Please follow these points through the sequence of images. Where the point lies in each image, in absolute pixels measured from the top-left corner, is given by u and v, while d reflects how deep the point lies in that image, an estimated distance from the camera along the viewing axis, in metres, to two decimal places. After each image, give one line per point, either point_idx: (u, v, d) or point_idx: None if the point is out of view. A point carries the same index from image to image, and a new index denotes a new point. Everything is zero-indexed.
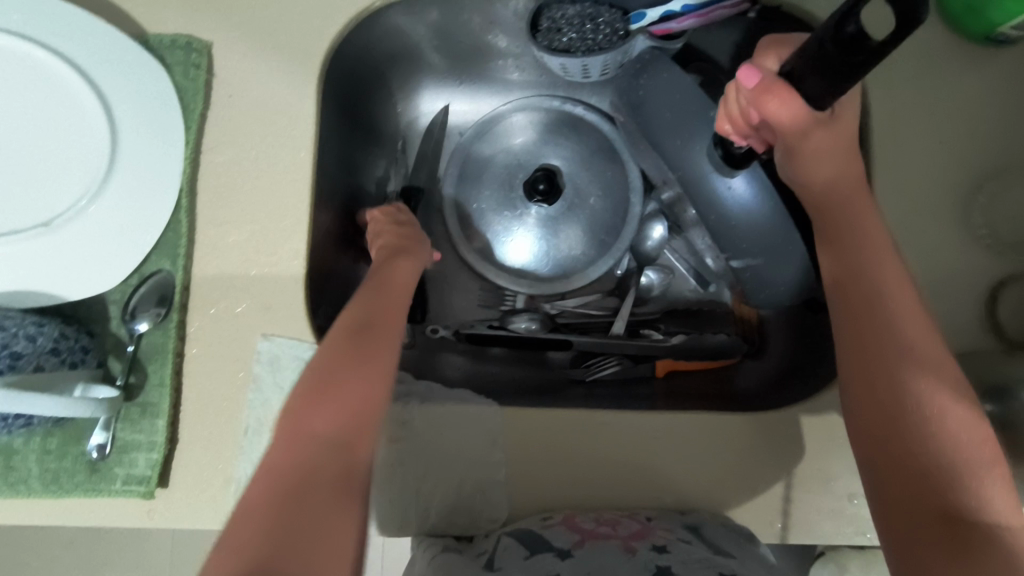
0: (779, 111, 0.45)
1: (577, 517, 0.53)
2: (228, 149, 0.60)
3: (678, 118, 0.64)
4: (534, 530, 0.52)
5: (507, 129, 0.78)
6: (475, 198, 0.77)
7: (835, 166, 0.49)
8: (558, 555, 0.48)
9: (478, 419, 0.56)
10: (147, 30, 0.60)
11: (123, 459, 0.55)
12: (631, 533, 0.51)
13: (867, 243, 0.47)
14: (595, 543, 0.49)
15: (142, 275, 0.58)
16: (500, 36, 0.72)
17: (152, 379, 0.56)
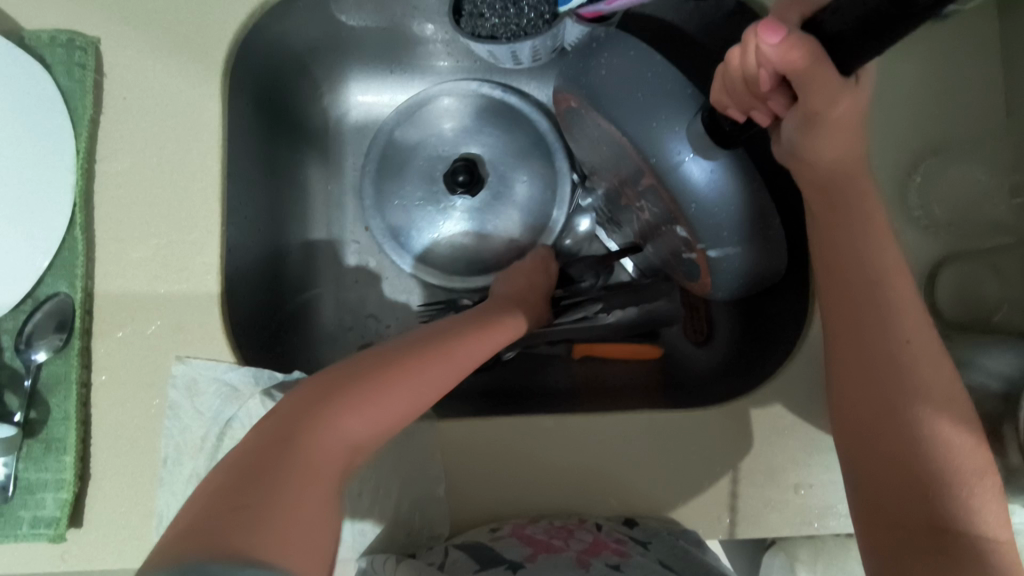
0: (809, 74, 0.37)
1: (527, 527, 0.51)
2: (125, 156, 0.55)
3: (651, 95, 0.51)
4: (484, 543, 0.50)
5: (437, 120, 0.73)
6: (397, 193, 0.73)
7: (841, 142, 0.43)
8: (510, 569, 0.46)
9: (415, 432, 0.54)
10: (24, 27, 0.54)
11: (29, 501, 0.51)
12: (585, 546, 0.49)
13: (861, 228, 0.44)
14: (547, 556, 0.47)
15: (36, 299, 0.53)
16: (428, 23, 0.68)
17: (56, 413, 0.52)
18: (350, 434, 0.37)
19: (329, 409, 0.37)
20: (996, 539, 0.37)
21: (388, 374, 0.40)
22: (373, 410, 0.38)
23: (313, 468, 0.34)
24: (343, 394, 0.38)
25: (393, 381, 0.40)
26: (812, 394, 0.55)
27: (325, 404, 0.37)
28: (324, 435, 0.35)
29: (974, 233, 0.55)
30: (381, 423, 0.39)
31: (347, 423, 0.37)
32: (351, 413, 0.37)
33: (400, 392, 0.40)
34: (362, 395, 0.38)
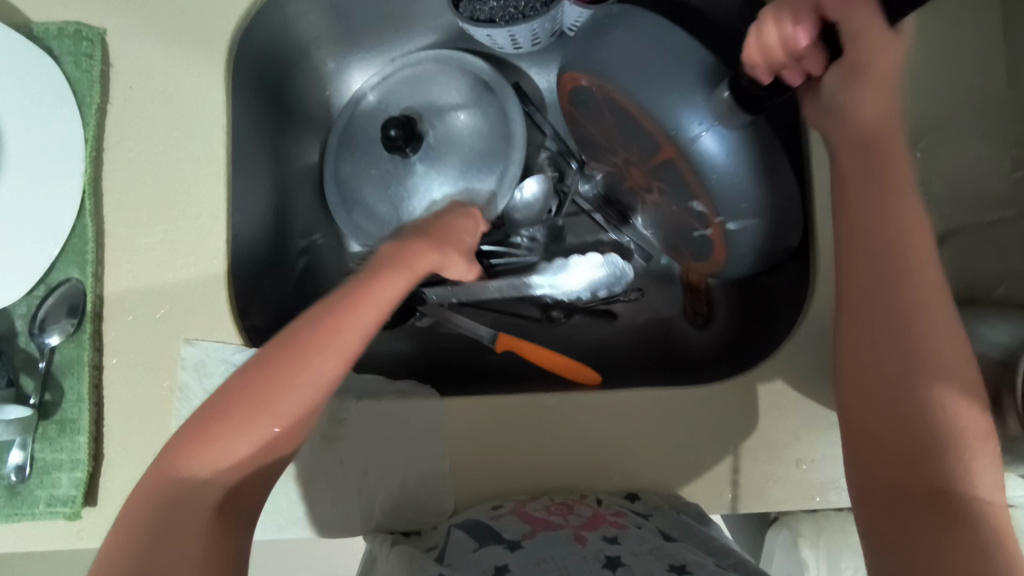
0: (865, 22, 0.42)
1: (528, 505, 0.51)
2: (132, 144, 0.56)
3: (666, 66, 0.50)
4: (483, 520, 0.50)
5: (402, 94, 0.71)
6: (349, 159, 0.70)
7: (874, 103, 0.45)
8: (508, 548, 0.47)
9: (419, 411, 0.55)
10: (32, 19, 0.56)
11: (44, 480, 0.52)
12: (583, 522, 0.49)
13: (874, 199, 0.44)
14: (546, 532, 0.48)
15: (49, 284, 0.54)
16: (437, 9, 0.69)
17: (69, 395, 0.53)
18: (204, 477, 0.38)
19: (170, 462, 0.38)
20: (998, 511, 0.37)
21: (227, 404, 0.40)
22: (233, 443, 0.39)
23: (186, 520, 0.37)
24: (184, 440, 0.39)
25: (254, 405, 0.39)
26: (813, 368, 0.55)
27: (169, 457, 0.39)
28: (183, 485, 0.38)
29: (975, 207, 0.55)
30: (232, 453, 0.39)
31: (201, 468, 0.38)
32: (194, 458, 0.38)
33: (250, 417, 0.39)
34: (203, 439, 0.39)
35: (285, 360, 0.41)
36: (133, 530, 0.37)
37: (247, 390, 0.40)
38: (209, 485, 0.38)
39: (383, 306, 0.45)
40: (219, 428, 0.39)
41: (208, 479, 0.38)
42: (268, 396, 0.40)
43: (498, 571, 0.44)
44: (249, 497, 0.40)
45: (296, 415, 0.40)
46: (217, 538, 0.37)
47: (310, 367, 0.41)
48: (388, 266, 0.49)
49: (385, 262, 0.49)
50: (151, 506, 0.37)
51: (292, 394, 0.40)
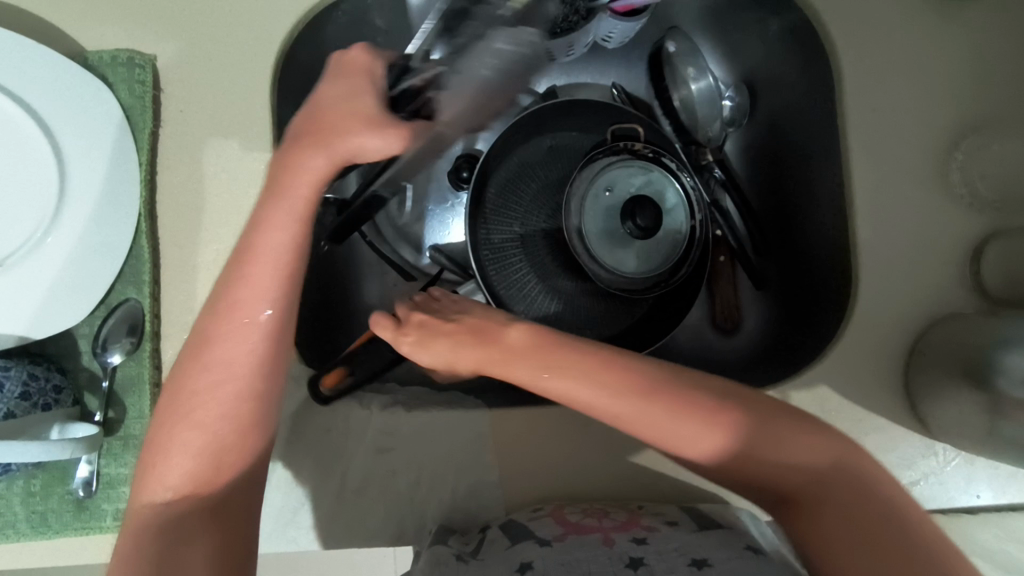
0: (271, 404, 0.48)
1: (566, 509, 0.52)
2: (184, 167, 0.57)
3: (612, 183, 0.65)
4: (522, 522, 0.51)
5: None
6: None
7: (629, 410, 0.43)
8: (540, 542, 0.47)
9: (467, 421, 0.56)
10: (85, 48, 0.57)
11: (111, 494, 0.54)
12: (617, 524, 0.50)
13: (659, 424, 0.43)
14: (578, 535, 0.48)
15: (109, 305, 0.56)
16: None
17: (132, 411, 0.55)
18: (166, 492, 0.42)
19: (137, 493, 0.43)
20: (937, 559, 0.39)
21: (165, 423, 0.43)
22: (173, 446, 0.42)
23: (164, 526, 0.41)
24: (143, 468, 0.43)
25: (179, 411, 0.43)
26: (855, 372, 0.55)
27: (136, 485, 0.43)
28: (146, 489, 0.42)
29: (1016, 210, 0.56)
30: (189, 462, 0.42)
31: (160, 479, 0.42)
32: (151, 481, 0.42)
33: (181, 426, 0.43)
34: (147, 465, 0.43)
35: (201, 363, 0.44)
36: (126, 555, 0.40)
37: (174, 395, 0.43)
38: (168, 501, 0.42)
39: (276, 266, 0.45)
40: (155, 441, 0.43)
41: (171, 491, 0.42)
42: (199, 406, 0.43)
43: (522, 567, 0.45)
44: (227, 487, 0.43)
45: (228, 400, 0.43)
46: (210, 538, 0.41)
47: (229, 361, 0.44)
48: (260, 213, 0.47)
49: (261, 204, 0.47)
50: (132, 538, 0.41)
51: (217, 393, 0.43)
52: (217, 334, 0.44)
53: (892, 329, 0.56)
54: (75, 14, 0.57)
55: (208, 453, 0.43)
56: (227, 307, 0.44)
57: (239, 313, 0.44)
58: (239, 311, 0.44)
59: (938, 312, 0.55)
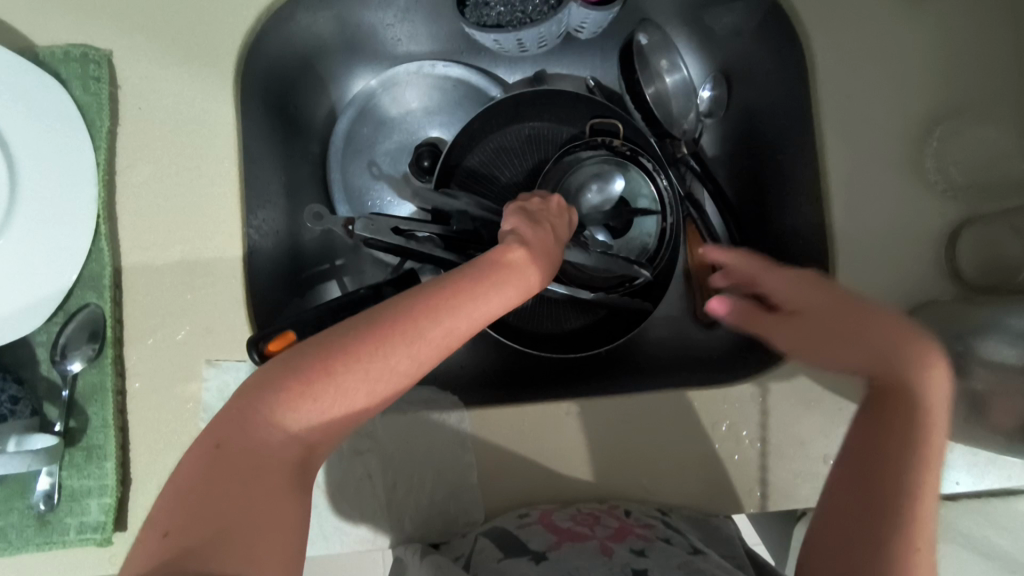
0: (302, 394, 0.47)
1: (555, 514, 0.51)
2: (144, 166, 0.55)
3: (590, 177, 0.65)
4: (510, 530, 0.50)
5: (410, 101, 0.72)
6: (360, 173, 0.72)
7: (860, 356, 0.48)
8: (535, 559, 0.46)
9: (445, 421, 0.55)
10: (36, 43, 0.55)
11: (74, 507, 0.52)
12: (609, 533, 0.49)
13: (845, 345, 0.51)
14: (571, 544, 0.47)
15: (68, 312, 0.53)
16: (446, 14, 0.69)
17: (94, 421, 0.53)
18: (294, 434, 0.36)
19: (256, 419, 0.35)
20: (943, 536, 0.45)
21: (328, 369, 0.37)
22: (327, 388, 0.37)
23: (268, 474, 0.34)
24: (281, 386, 0.36)
25: (341, 368, 0.37)
26: None
27: (265, 406, 0.36)
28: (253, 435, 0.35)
29: (991, 195, 0.55)
30: (327, 418, 0.37)
31: (281, 424, 0.35)
32: (291, 413, 0.36)
33: (350, 383, 0.37)
34: (270, 402, 0.36)
35: (379, 341, 0.38)
36: (188, 484, 0.33)
37: (312, 359, 0.37)
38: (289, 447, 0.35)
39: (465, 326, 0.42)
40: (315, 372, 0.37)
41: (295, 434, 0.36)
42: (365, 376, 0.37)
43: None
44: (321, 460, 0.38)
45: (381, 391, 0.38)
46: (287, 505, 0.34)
47: (396, 363, 0.38)
48: (502, 264, 0.45)
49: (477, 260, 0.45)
50: (210, 467, 0.33)
51: (383, 374, 0.38)
52: (417, 333, 0.39)
53: None
54: (25, 8, 0.55)
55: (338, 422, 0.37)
56: (423, 321, 0.39)
57: (429, 337, 0.39)
58: (427, 330, 0.39)
59: (916, 298, 0.55)
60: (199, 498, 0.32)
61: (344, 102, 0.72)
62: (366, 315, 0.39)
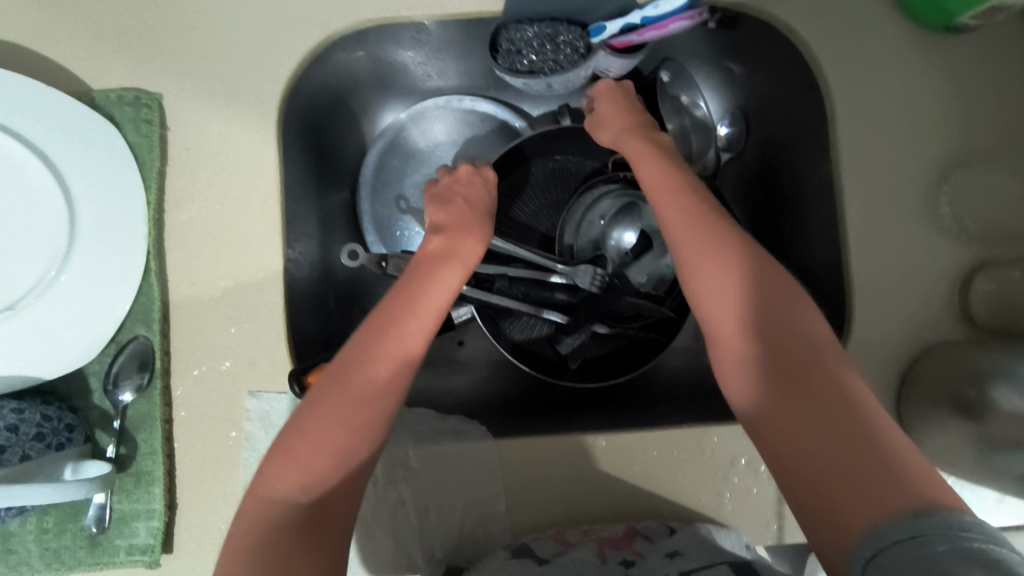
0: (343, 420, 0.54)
1: (568, 531, 0.54)
2: (191, 205, 0.58)
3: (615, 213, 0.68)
4: (526, 542, 0.53)
5: (437, 134, 0.76)
6: (389, 203, 0.75)
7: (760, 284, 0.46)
8: (537, 561, 0.50)
9: (475, 452, 0.57)
10: (92, 87, 0.58)
11: (124, 529, 0.55)
12: (610, 540, 0.52)
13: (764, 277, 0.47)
14: (574, 548, 0.51)
15: (119, 343, 0.56)
16: (477, 52, 0.70)
17: (142, 448, 0.55)
18: (295, 498, 0.42)
19: (264, 488, 0.43)
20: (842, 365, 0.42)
21: (296, 443, 0.43)
22: (305, 440, 0.44)
23: (286, 525, 0.41)
24: (266, 471, 0.43)
25: (317, 420, 0.44)
26: None
27: (266, 476, 0.43)
28: (263, 500, 0.42)
29: (1005, 241, 0.57)
30: (310, 479, 0.42)
31: (280, 485, 0.42)
32: (282, 476, 0.42)
33: (323, 428, 0.44)
34: (272, 474, 0.43)
35: (326, 405, 0.45)
36: (236, 561, 0.40)
37: (291, 425, 0.45)
38: (297, 500, 0.42)
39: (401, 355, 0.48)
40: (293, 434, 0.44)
41: (290, 502, 0.42)
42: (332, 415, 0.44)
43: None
44: (338, 512, 0.43)
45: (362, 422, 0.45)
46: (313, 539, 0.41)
47: (357, 412, 0.45)
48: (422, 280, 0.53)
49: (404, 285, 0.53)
50: (245, 540, 0.41)
51: (352, 404, 0.45)
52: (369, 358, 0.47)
53: (884, 357, 0.58)
54: (82, 54, 0.58)
55: (336, 463, 0.43)
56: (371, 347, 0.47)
57: (380, 357, 0.47)
58: (380, 351, 0.47)
59: (928, 339, 0.57)
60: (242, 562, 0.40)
61: (374, 134, 0.75)
62: (312, 394, 0.46)
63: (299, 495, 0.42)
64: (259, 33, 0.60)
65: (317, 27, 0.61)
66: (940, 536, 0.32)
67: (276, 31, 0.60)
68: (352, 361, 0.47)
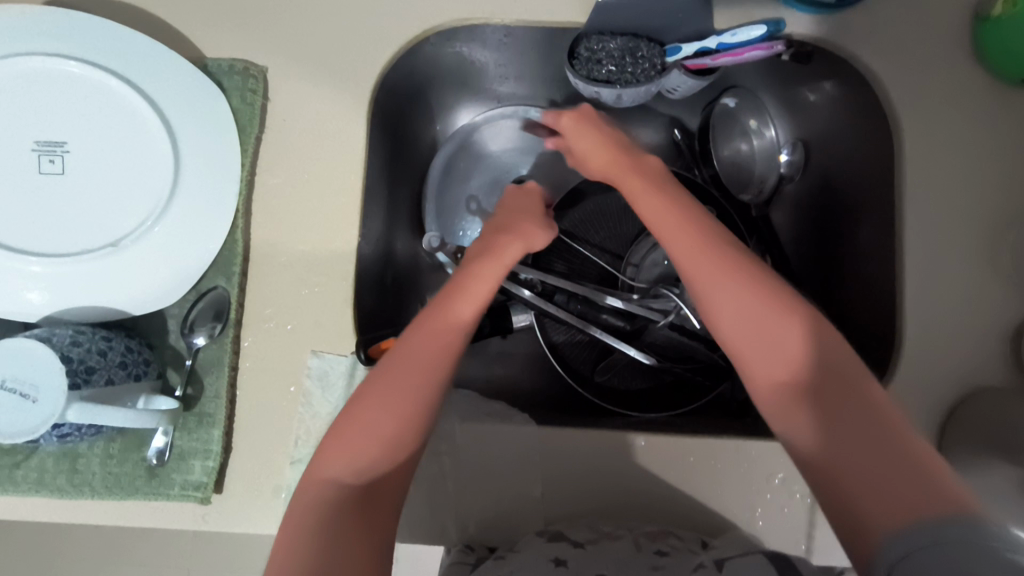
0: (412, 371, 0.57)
1: (598, 522, 0.56)
2: (280, 171, 0.62)
3: None
4: (560, 531, 0.55)
5: (505, 140, 0.81)
6: (454, 202, 0.81)
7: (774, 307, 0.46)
8: (574, 544, 0.52)
9: (516, 437, 0.59)
10: (205, 54, 0.63)
11: (181, 465, 0.58)
12: (646, 533, 0.54)
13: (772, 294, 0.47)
14: (607, 540, 0.52)
15: (199, 290, 0.60)
16: (557, 60, 0.73)
17: (208, 390, 0.59)
18: (342, 480, 0.46)
19: (315, 468, 0.47)
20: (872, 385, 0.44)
21: (344, 428, 0.48)
22: (354, 426, 0.47)
23: (333, 503, 0.45)
24: (320, 455, 0.48)
25: (361, 411, 0.48)
26: None
27: (318, 461, 0.47)
28: (316, 479, 0.46)
29: None
30: (359, 462, 0.46)
31: (330, 470, 0.46)
32: (329, 463, 0.46)
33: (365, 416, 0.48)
34: (325, 454, 0.47)
35: (371, 407, 0.48)
36: (294, 529, 0.45)
37: (340, 414, 0.49)
38: (345, 482, 0.46)
39: (440, 357, 0.50)
40: (340, 420, 0.48)
41: (339, 485, 0.46)
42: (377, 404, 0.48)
43: (557, 561, 0.50)
44: (386, 490, 0.47)
45: (404, 411, 0.48)
46: (363, 522, 0.45)
47: (404, 414, 0.48)
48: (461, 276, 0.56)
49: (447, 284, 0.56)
50: (296, 516, 0.45)
51: (394, 393, 0.48)
52: (405, 352, 0.50)
53: (930, 396, 0.58)
54: (200, 24, 0.63)
55: (378, 445, 0.47)
56: (410, 339, 0.51)
57: (418, 351, 0.50)
58: (415, 345, 0.50)
59: (976, 383, 0.58)
60: (299, 533, 0.44)
61: (447, 135, 0.80)
62: (356, 396, 0.49)
63: (346, 478, 0.46)
64: (361, 21, 0.64)
65: (414, 22, 0.65)
66: (961, 543, 0.34)
67: (376, 20, 0.64)
68: (395, 356, 0.50)
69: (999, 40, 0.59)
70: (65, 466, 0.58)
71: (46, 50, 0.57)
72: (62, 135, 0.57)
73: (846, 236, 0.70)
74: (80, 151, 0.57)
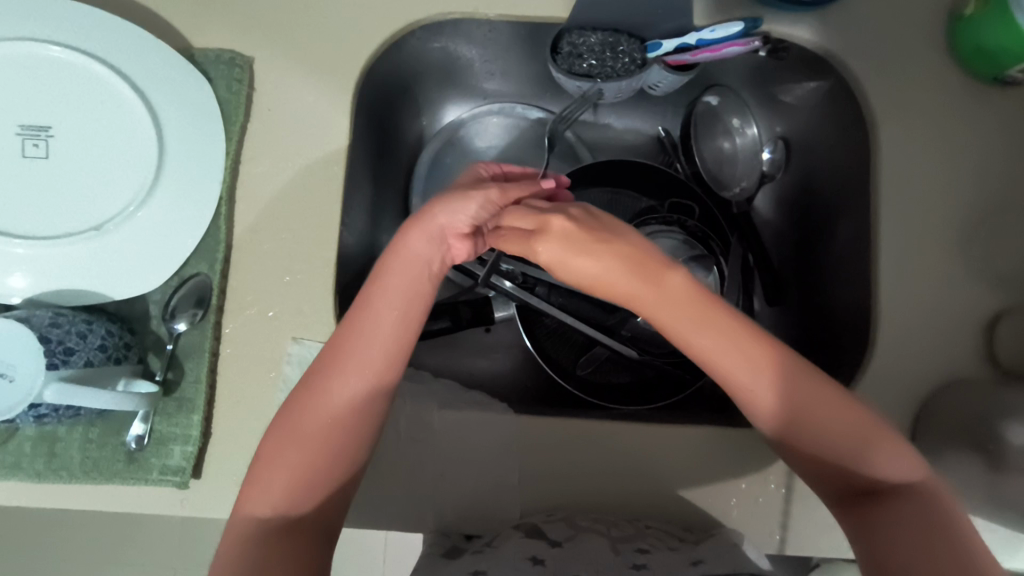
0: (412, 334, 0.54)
1: (577, 516, 0.56)
2: (265, 160, 0.63)
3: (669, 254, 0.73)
4: (538, 524, 0.55)
5: (492, 137, 0.81)
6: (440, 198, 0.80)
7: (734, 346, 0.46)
8: (552, 544, 0.51)
9: (496, 424, 0.60)
10: (193, 44, 0.63)
11: (160, 450, 0.58)
12: (621, 537, 0.53)
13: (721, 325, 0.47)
14: (584, 536, 0.53)
15: (182, 277, 0.61)
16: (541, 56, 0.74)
17: (188, 376, 0.59)
18: (263, 514, 0.44)
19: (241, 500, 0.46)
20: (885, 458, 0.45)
21: (262, 459, 0.46)
22: (271, 456, 0.46)
23: (257, 535, 0.44)
24: (245, 489, 0.46)
25: (279, 441, 0.46)
26: None
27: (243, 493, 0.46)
28: (239, 512, 0.45)
29: None
30: (279, 494, 0.45)
31: (252, 503, 0.45)
32: (250, 496, 0.45)
33: (279, 448, 0.46)
34: (249, 484, 0.46)
35: (288, 436, 0.46)
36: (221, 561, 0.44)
37: (264, 444, 0.47)
38: (269, 516, 0.44)
39: (360, 374, 0.48)
40: (262, 450, 0.47)
41: (264, 521, 0.44)
42: (293, 432, 0.46)
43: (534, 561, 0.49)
44: (315, 519, 0.45)
45: (322, 436, 0.46)
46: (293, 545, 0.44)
47: (324, 438, 0.46)
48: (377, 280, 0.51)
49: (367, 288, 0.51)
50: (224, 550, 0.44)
51: (311, 420, 0.46)
52: (323, 376, 0.48)
53: (905, 389, 0.59)
54: (188, 14, 0.64)
55: (304, 470, 0.45)
56: (328, 362, 0.48)
57: (334, 374, 0.47)
58: (334, 368, 0.48)
59: (950, 376, 0.59)
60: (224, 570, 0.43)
61: (434, 131, 0.81)
62: (271, 425, 0.47)
63: (267, 512, 0.44)
64: (347, 14, 0.65)
65: (399, 15, 0.66)
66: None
67: (362, 14, 0.65)
68: (313, 382, 0.48)
69: (972, 37, 0.60)
70: (44, 449, 0.58)
71: (34, 37, 0.57)
72: (48, 121, 0.58)
73: (825, 232, 0.71)
74: (67, 136, 0.58)
